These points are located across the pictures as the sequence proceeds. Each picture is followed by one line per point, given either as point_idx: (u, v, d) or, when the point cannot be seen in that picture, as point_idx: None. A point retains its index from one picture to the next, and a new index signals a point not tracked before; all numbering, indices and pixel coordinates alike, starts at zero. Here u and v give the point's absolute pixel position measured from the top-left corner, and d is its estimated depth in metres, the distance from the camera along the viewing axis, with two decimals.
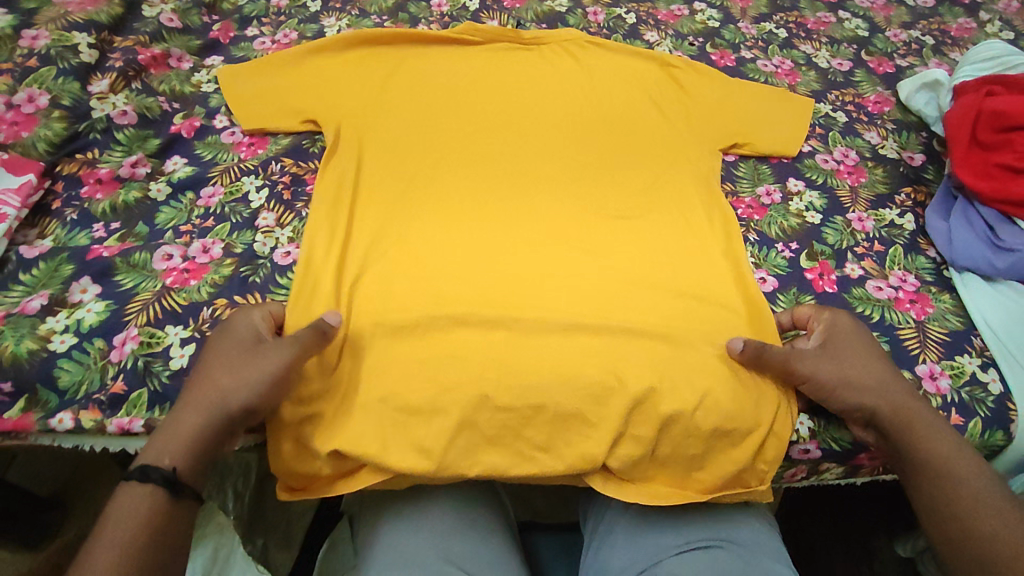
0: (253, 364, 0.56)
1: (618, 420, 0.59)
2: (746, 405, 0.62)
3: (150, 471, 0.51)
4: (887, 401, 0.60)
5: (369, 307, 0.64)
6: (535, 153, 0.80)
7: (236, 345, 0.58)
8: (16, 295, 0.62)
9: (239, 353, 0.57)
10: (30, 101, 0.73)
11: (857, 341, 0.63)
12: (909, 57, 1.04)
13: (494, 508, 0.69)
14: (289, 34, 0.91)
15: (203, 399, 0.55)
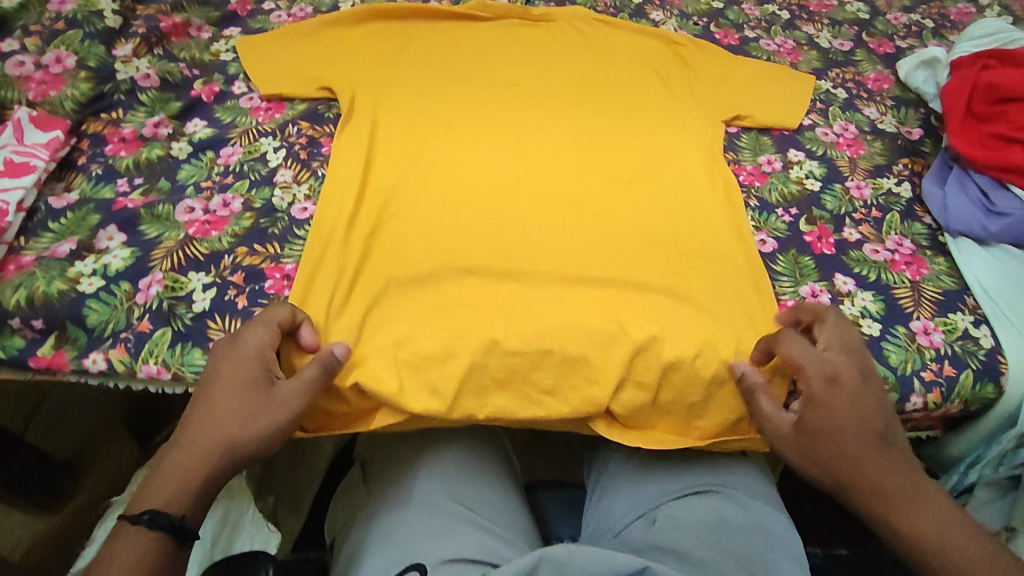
0: (259, 411, 0.55)
1: (621, 365, 0.62)
2: (746, 353, 0.64)
3: (159, 517, 0.50)
4: (854, 476, 0.57)
5: (382, 260, 0.67)
6: (543, 120, 0.82)
7: (230, 378, 0.56)
8: (46, 241, 0.65)
9: (236, 390, 0.55)
10: (58, 62, 0.76)
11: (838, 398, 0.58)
12: (909, 38, 1.06)
13: (502, 458, 0.72)
14: (304, 7, 0.94)
15: (201, 444, 0.54)
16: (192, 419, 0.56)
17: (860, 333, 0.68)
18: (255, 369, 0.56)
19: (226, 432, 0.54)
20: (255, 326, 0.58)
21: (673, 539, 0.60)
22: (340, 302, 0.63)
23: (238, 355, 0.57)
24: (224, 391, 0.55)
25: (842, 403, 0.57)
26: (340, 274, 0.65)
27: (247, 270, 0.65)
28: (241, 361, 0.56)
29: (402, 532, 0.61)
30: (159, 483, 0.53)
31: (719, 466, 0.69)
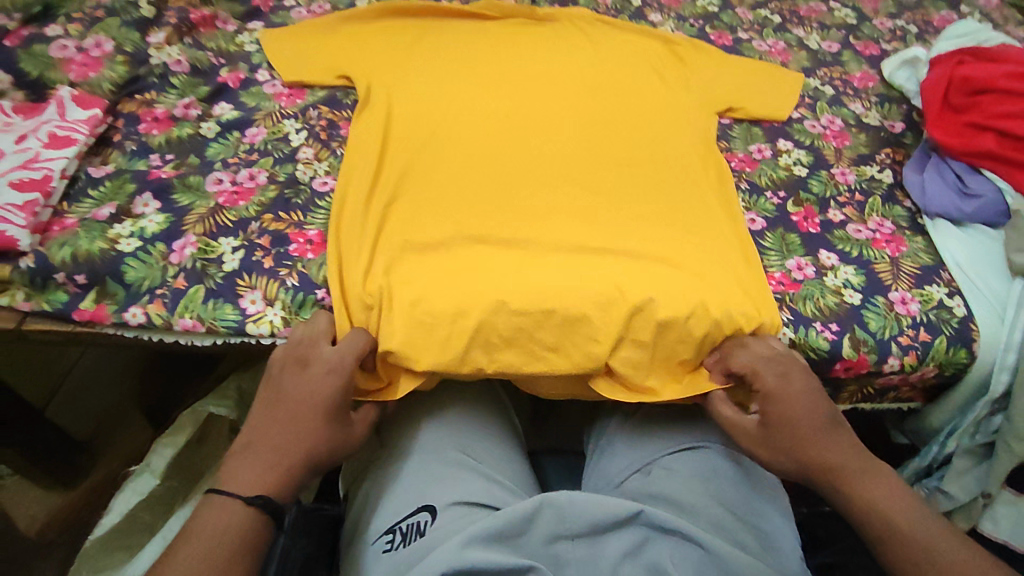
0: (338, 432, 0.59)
1: (621, 322, 0.67)
2: (734, 312, 0.69)
3: (270, 504, 0.54)
4: (808, 461, 0.60)
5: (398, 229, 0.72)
6: (547, 108, 0.87)
7: (322, 395, 0.59)
8: (86, 206, 0.71)
9: (326, 405, 0.59)
10: (98, 47, 0.82)
11: (797, 395, 0.62)
12: (894, 42, 1.12)
13: (506, 418, 0.76)
14: (323, 5, 1.00)
15: (293, 446, 0.57)
16: (271, 420, 0.59)
17: (842, 301, 0.73)
18: (342, 395, 0.60)
19: (316, 441, 0.58)
20: (349, 358, 0.61)
21: (668, 486, 0.64)
22: (359, 264, 0.69)
23: (331, 378, 0.60)
24: (317, 405, 0.59)
25: (789, 396, 0.62)
26: (359, 240, 0.70)
27: (273, 234, 0.71)
28: (336, 385, 0.60)
29: (414, 479, 0.65)
30: (258, 473, 0.56)
31: (709, 425, 0.72)
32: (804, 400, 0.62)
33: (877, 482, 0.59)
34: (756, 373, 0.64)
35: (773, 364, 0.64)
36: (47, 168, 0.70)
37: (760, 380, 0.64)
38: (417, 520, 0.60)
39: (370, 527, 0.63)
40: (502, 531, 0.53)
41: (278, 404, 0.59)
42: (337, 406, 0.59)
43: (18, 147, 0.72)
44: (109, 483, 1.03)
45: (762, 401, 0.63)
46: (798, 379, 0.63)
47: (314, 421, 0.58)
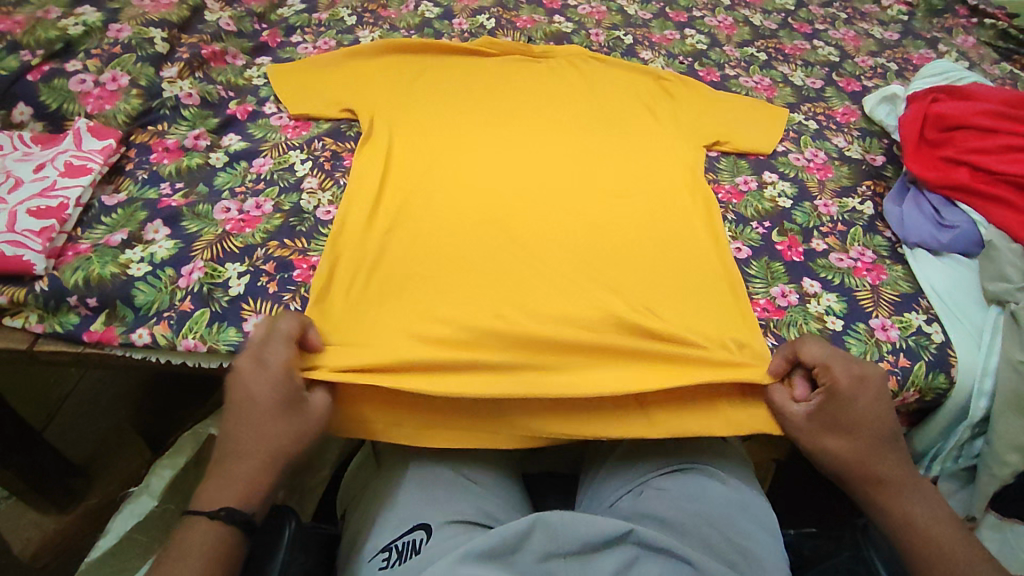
0: (298, 421, 0.59)
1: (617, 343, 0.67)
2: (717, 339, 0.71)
3: (235, 512, 0.54)
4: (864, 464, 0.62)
5: (396, 261, 0.75)
6: (541, 142, 0.91)
7: (265, 395, 0.59)
8: (99, 232, 0.74)
9: (275, 402, 0.59)
10: (114, 81, 0.86)
11: (869, 399, 0.62)
12: (875, 79, 1.17)
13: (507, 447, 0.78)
14: (328, 41, 1.05)
15: (259, 449, 0.57)
16: (234, 428, 0.58)
17: (824, 328, 0.76)
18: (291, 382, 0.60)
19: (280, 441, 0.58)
20: (280, 344, 0.61)
21: (656, 505, 0.66)
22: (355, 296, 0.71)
23: (270, 378, 0.59)
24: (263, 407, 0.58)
25: (852, 395, 0.62)
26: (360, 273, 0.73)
27: (278, 260, 0.74)
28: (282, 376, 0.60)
29: (411, 498, 0.67)
30: (224, 486, 0.56)
31: (697, 448, 0.74)
32: (880, 407, 0.63)
33: (930, 500, 0.60)
34: (826, 371, 0.64)
35: (845, 367, 0.63)
36: (63, 196, 0.74)
37: (832, 374, 0.63)
38: (413, 537, 0.61)
39: (366, 543, 0.64)
40: (498, 547, 0.53)
41: (234, 410, 0.59)
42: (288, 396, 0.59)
43: (35, 176, 0.75)
44: (104, 507, 1.03)
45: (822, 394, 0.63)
46: (872, 383, 0.63)
47: (270, 423, 0.58)
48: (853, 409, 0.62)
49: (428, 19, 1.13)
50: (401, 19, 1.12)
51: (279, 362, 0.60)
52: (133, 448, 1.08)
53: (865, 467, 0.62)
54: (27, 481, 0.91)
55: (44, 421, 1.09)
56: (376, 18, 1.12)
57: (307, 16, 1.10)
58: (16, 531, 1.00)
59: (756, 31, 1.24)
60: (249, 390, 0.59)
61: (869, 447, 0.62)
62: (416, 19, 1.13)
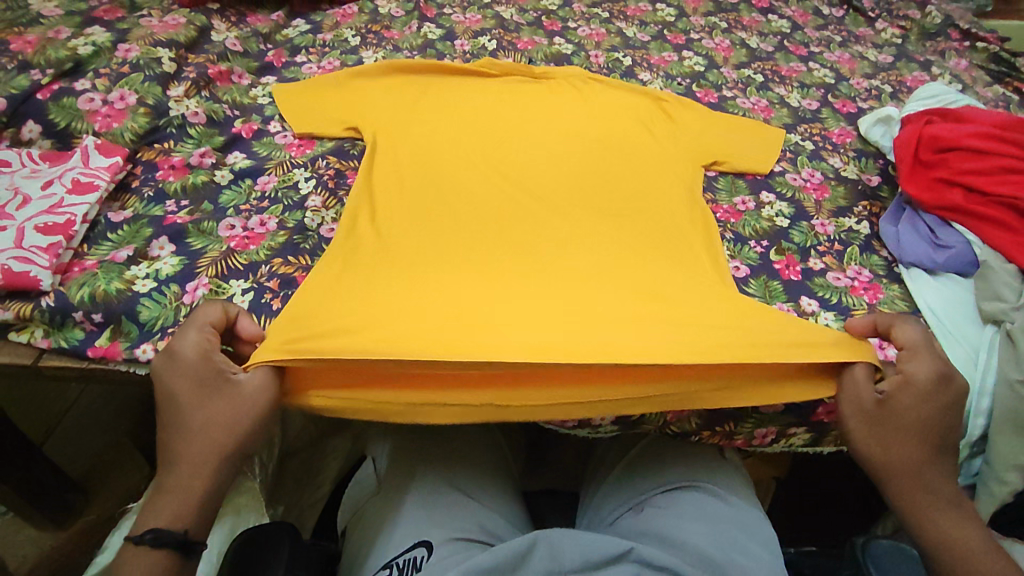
0: (224, 410, 0.59)
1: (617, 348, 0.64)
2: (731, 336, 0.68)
3: (162, 535, 0.55)
4: (909, 469, 0.62)
5: (383, 271, 0.73)
6: (542, 161, 0.93)
7: (186, 392, 0.59)
8: (105, 248, 0.75)
9: (196, 396, 0.59)
10: (122, 99, 0.87)
11: (938, 405, 0.62)
12: (870, 100, 1.18)
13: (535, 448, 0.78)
14: (332, 61, 1.07)
15: (194, 451, 0.58)
16: (172, 433, 0.59)
17: None
18: (204, 371, 0.59)
19: (213, 439, 0.58)
20: (188, 332, 0.60)
21: (655, 522, 0.66)
22: (330, 300, 0.69)
23: (184, 373, 0.59)
24: (188, 405, 0.59)
25: (929, 390, 0.62)
26: (339, 282, 0.71)
27: (282, 277, 0.75)
28: (194, 366, 0.59)
29: (411, 515, 0.67)
30: (161, 501, 0.57)
31: (694, 467, 0.74)
32: (944, 417, 0.62)
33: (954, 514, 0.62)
34: (912, 361, 0.64)
35: (930, 364, 0.63)
36: (70, 213, 0.74)
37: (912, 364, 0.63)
38: (415, 554, 0.61)
39: (369, 560, 0.64)
40: (497, 567, 0.53)
41: (166, 413, 0.60)
42: (205, 385, 0.59)
43: (43, 194, 0.76)
44: (101, 524, 1.02)
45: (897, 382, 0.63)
46: (948, 391, 0.63)
47: (199, 420, 0.58)
48: (920, 412, 0.62)
49: (430, 40, 1.15)
50: (404, 40, 1.14)
51: (190, 352, 0.59)
52: (131, 464, 1.08)
53: (909, 471, 0.62)
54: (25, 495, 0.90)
55: (42, 436, 1.09)
56: (380, 40, 1.14)
57: (312, 37, 1.12)
58: (11, 548, 0.98)
59: (752, 54, 1.27)
60: (175, 386, 0.59)
61: (923, 452, 0.62)
62: (419, 41, 1.15)
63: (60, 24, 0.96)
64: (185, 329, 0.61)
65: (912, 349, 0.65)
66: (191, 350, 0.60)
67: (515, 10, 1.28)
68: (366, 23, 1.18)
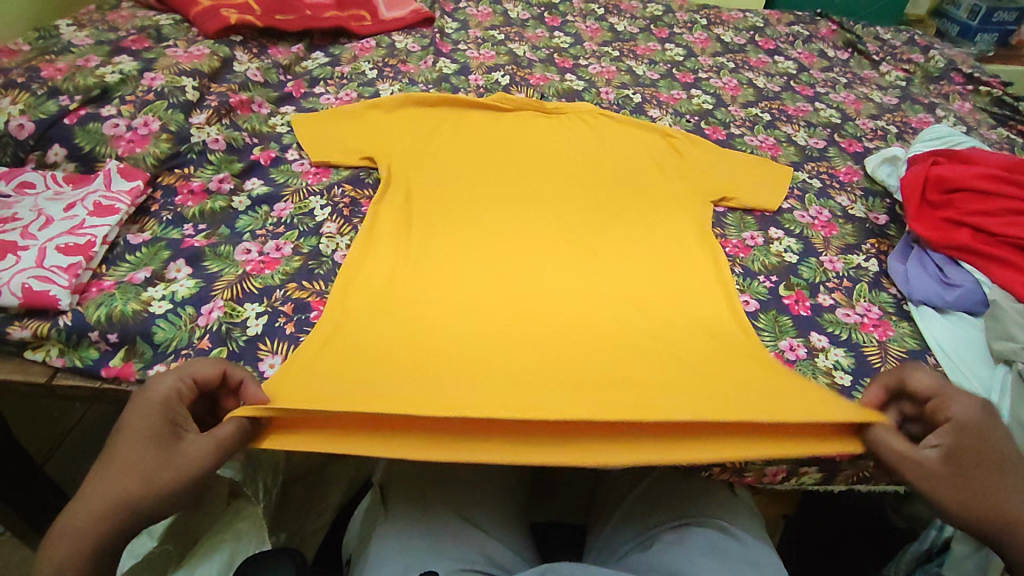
0: (159, 459, 0.51)
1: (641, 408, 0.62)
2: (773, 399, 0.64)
3: None
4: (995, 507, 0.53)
5: (401, 311, 0.74)
6: (554, 193, 0.94)
7: (131, 424, 0.53)
8: (123, 269, 0.76)
9: (143, 434, 0.52)
10: (145, 125, 0.90)
11: (995, 436, 0.55)
12: (876, 140, 1.20)
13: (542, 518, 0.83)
14: (349, 93, 1.10)
15: (109, 490, 0.50)
16: (99, 470, 0.51)
17: (833, 382, 0.76)
18: (165, 415, 0.54)
19: (132, 483, 0.50)
20: (172, 375, 0.56)
21: (669, 558, 0.64)
22: (339, 352, 0.68)
23: (148, 401, 0.54)
24: (125, 435, 0.52)
25: (980, 423, 0.56)
26: (352, 331, 0.71)
27: (296, 301, 0.76)
28: (154, 409, 0.54)
29: (415, 540, 0.66)
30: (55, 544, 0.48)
31: (708, 502, 0.73)
32: (1006, 445, 0.55)
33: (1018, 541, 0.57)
34: (942, 399, 0.57)
35: (951, 398, 0.57)
36: (90, 234, 0.76)
37: (954, 406, 0.56)
38: None
39: None
40: None
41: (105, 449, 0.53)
42: (155, 429, 0.53)
43: (65, 215, 0.77)
44: None
45: (946, 430, 0.56)
46: (991, 416, 0.56)
47: (125, 452, 0.51)
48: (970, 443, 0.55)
49: (446, 75, 1.18)
50: (419, 74, 1.18)
51: (166, 386, 0.55)
52: None
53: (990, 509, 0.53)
54: (24, 516, 0.86)
55: (44, 457, 1.08)
56: (396, 73, 1.17)
57: (331, 69, 1.16)
58: (8, 571, 0.97)
59: (760, 93, 1.29)
60: (131, 421, 0.53)
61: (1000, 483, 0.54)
62: (435, 75, 1.18)
63: (90, 52, 0.99)
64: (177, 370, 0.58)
65: (935, 390, 0.58)
66: (163, 393, 0.55)
67: (528, 47, 1.32)
68: (383, 56, 1.21)
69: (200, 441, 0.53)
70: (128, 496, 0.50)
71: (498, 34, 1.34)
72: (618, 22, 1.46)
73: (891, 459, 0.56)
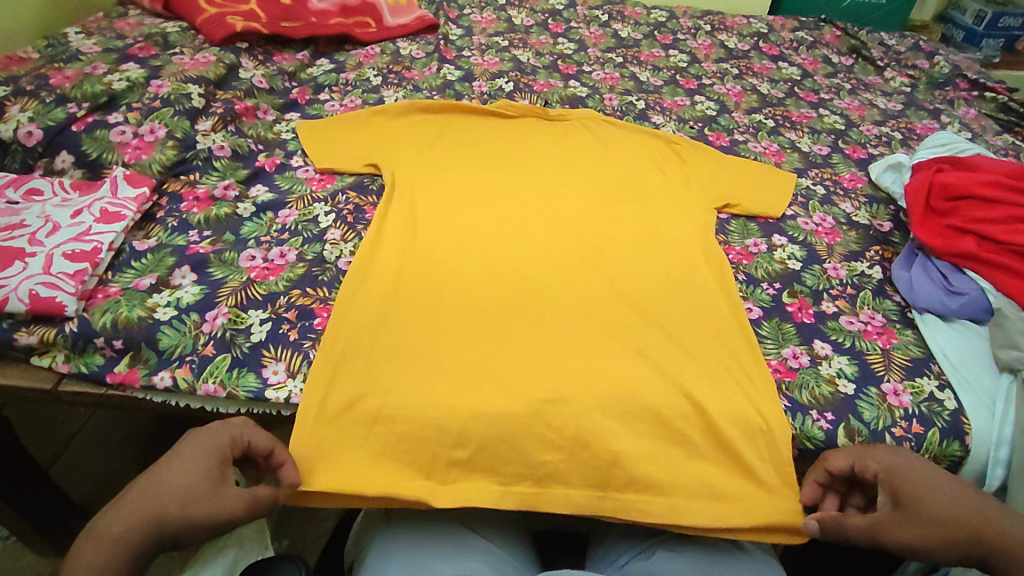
0: (202, 497, 0.54)
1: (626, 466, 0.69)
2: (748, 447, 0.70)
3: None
4: (950, 521, 0.58)
5: (408, 313, 0.75)
6: (557, 199, 0.95)
7: (186, 461, 0.56)
8: (129, 276, 0.77)
9: (193, 471, 0.55)
10: (152, 133, 0.90)
11: (919, 470, 0.62)
12: (880, 146, 1.20)
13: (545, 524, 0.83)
14: (354, 99, 1.11)
15: (151, 507, 0.53)
16: (145, 489, 0.54)
17: (836, 391, 0.76)
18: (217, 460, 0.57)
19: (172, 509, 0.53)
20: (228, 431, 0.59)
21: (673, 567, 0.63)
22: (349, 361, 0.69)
23: (205, 446, 0.57)
24: (179, 469, 0.55)
25: (899, 465, 0.62)
26: (362, 336, 0.73)
27: (300, 308, 0.76)
28: (208, 453, 0.57)
29: (414, 548, 0.66)
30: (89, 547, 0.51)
31: None
32: (932, 470, 0.62)
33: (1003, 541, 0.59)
34: (860, 464, 0.64)
35: (866, 458, 0.64)
36: (96, 241, 0.76)
37: (873, 460, 0.63)
38: None
39: None
40: None
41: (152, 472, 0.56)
42: (206, 470, 0.55)
43: (72, 221, 0.78)
44: None
45: (883, 485, 0.62)
46: (907, 454, 0.64)
47: (173, 483, 0.54)
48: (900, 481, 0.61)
49: (450, 82, 1.19)
50: (424, 81, 1.18)
51: (223, 439, 0.58)
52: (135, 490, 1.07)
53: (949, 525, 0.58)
54: (27, 519, 0.86)
55: (48, 461, 1.08)
56: (401, 80, 1.18)
57: (336, 76, 1.16)
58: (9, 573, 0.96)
59: (763, 99, 1.29)
60: (186, 456, 0.56)
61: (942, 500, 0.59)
62: (439, 82, 1.19)
63: (97, 60, 1.00)
64: (235, 427, 0.61)
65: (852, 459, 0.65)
66: (220, 443, 0.58)
67: (531, 54, 1.32)
68: (388, 63, 1.22)
69: (239, 497, 0.56)
70: (160, 521, 0.52)
71: (502, 41, 1.35)
72: (621, 28, 1.46)
73: (862, 530, 0.60)
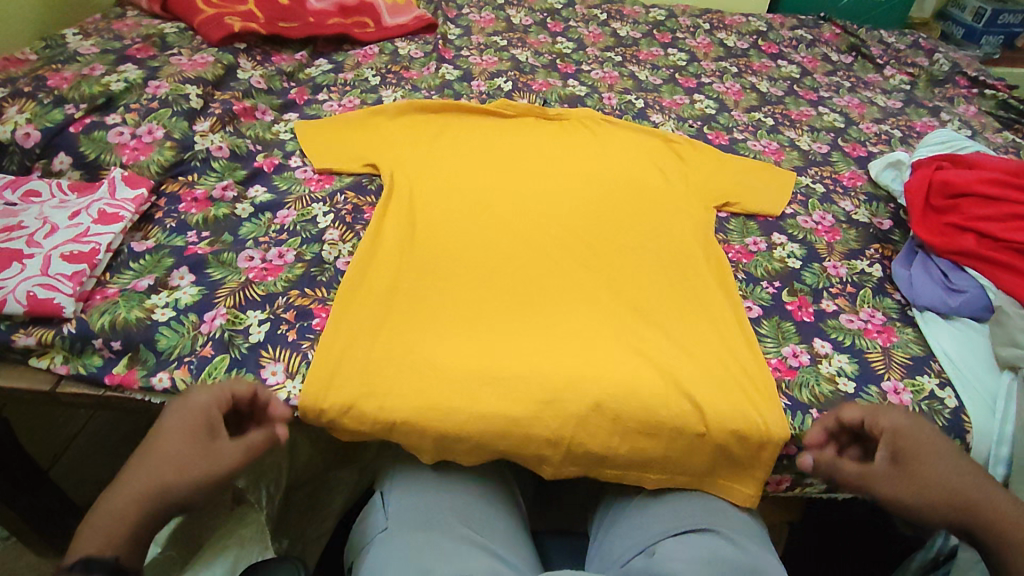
0: (196, 458, 0.55)
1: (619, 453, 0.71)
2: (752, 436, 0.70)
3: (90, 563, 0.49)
4: (945, 488, 0.58)
5: (407, 313, 0.75)
6: (556, 198, 0.94)
7: (174, 428, 0.57)
8: (127, 276, 0.77)
9: (183, 437, 0.56)
10: (150, 133, 0.90)
11: (930, 436, 0.62)
12: (880, 144, 1.19)
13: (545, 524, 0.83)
14: (352, 99, 1.10)
15: (149, 482, 0.53)
16: (140, 463, 0.55)
17: (836, 389, 0.75)
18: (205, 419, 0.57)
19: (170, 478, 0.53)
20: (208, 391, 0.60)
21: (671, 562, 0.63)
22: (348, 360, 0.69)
23: (190, 409, 0.58)
24: (169, 437, 0.56)
25: (912, 427, 0.62)
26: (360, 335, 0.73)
27: (299, 308, 0.76)
28: (195, 415, 0.58)
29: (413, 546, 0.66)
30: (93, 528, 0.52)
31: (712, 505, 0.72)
32: (943, 440, 0.62)
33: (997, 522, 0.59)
34: (872, 419, 0.64)
35: (878, 414, 0.64)
36: (95, 242, 0.76)
37: (884, 417, 0.63)
38: None
39: None
40: None
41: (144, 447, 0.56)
42: (195, 431, 0.56)
43: (70, 222, 0.78)
44: None
45: (887, 442, 0.62)
46: (922, 422, 0.63)
47: (166, 451, 0.55)
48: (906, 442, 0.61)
49: (449, 82, 1.19)
50: (423, 81, 1.18)
51: (204, 399, 0.59)
52: None
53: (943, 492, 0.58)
54: (26, 521, 0.86)
55: (48, 463, 1.08)
56: (400, 80, 1.18)
57: (334, 76, 1.16)
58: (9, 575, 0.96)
59: (763, 98, 1.29)
60: (175, 424, 0.57)
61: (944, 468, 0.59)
62: (438, 82, 1.18)
63: (95, 61, 1.00)
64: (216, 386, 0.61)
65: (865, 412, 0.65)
66: (203, 403, 0.59)
67: (530, 53, 1.32)
68: (387, 63, 1.22)
69: (233, 448, 0.57)
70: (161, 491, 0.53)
71: (500, 40, 1.35)
72: (620, 28, 1.46)
73: (856, 479, 0.62)
